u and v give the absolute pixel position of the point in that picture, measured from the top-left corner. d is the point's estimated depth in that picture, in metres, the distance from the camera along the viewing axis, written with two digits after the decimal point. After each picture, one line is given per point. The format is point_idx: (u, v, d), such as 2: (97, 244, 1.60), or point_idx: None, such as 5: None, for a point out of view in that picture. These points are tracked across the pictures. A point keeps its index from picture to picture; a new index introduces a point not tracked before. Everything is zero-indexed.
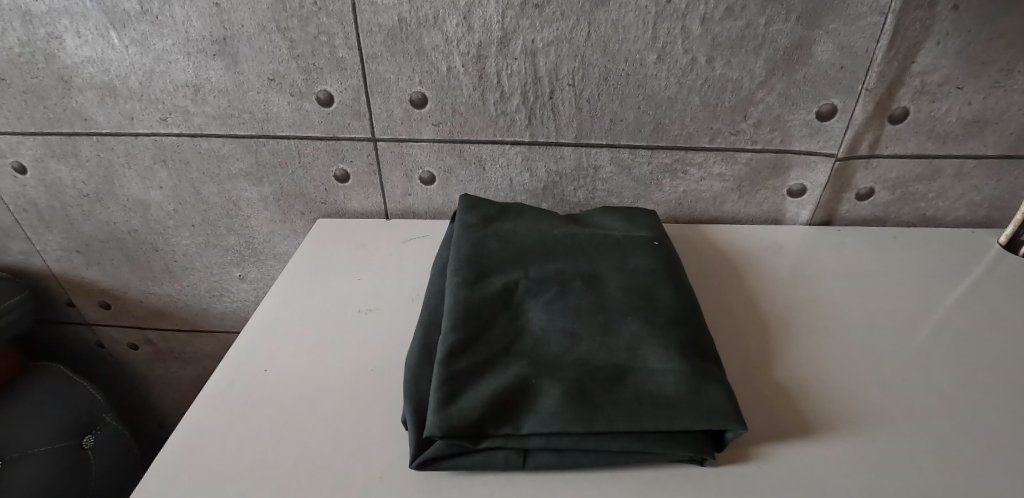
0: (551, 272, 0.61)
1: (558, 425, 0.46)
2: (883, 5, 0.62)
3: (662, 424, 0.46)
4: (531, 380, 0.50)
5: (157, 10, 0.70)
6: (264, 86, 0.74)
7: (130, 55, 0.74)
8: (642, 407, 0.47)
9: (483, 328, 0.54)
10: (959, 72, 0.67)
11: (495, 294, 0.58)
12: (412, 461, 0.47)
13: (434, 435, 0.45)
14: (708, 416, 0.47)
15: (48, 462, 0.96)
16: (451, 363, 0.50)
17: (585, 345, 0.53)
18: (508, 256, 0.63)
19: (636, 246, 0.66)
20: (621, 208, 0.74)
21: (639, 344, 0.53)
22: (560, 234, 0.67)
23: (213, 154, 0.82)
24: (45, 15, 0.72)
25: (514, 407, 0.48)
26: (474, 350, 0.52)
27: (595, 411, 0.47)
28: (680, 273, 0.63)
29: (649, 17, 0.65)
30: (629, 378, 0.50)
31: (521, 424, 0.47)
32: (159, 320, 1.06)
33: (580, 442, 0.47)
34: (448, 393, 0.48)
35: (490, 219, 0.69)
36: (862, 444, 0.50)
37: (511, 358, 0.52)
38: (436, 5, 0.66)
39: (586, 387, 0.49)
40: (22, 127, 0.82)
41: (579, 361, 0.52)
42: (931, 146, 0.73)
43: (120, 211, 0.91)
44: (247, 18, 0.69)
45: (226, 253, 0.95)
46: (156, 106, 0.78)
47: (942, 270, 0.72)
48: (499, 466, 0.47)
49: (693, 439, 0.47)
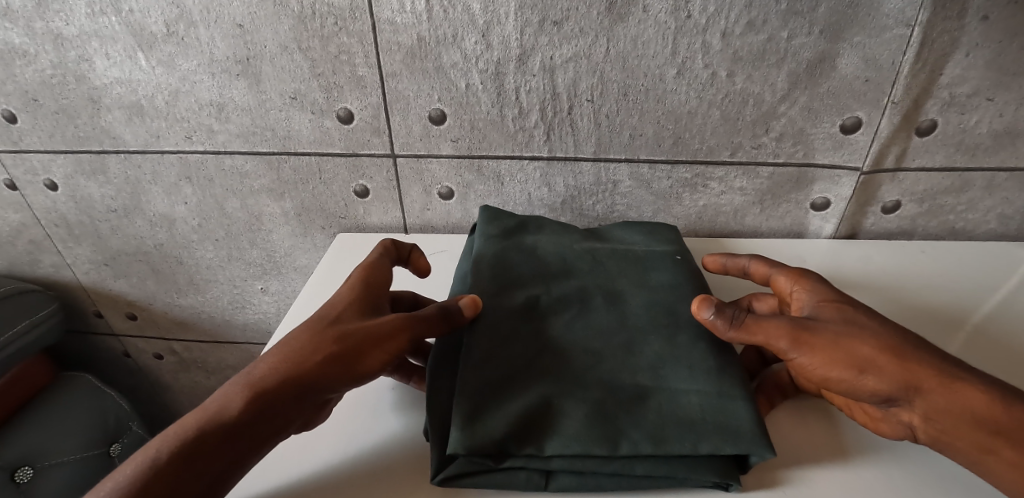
0: (571, 292, 0.61)
1: (581, 447, 0.46)
2: (910, 17, 0.61)
3: (686, 448, 0.46)
4: (555, 400, 0.50)
5: (183, 32, 0.72)
6: (286, 105, 0.76)
7: (156, 75, 0.76)
8: (667, 429, 0.47)
9: (505, 343, 0.54)
10: (989, 83, 0.64)
11: (518, 310, 0.57)
12: (435, 477, 0.47)
13: (458, 452, 0.45)
14: (736, 442, 0.46)
15: (59, 477, 0.96)
16: (473, 377, 0.50)
17: (607, 364, 0.53)
18: (530, 271, 0.63)
19: (657, 262, 0.65)
20: (642, 223, 0.74)
21: (661, 364, 0.53)
22: (581, 249, 0.66)
23: (237, 171, 0.83)
24: (75, 38, 0.75)
25: (537, 426, 0.48)
26: (497, 366, 0.51)
27: (620, 434, 0.47)
28: (704, 287, 0.63)
29: (669, 32, 0.65)
30: (652, 399, 0.50)
31: (545, 445, 0.47)
32: (183, 330, 1.08)
33: (604, 465, 0.47)
34: (473, 410, 0.47)
35: (512, 232, 0.68)
36: (890, 468, 0.49)
37: (535, 376, 0.51)
38: (455, 24, 0.66)
39: (610, 410, 0.49)
40: (54, 145, 0.85)
41: (602, 381, 0.51)
42: (961, 159, 0.71)
43: (146, 226, 0.93)
44: (270, 39, 0.71)
45: (249, 266, 0.96)
46: (180, 125, 0.80)
47: (973, 283, 0.71)
48: (522, 486, 0.48)
49: (717, 463, 0.47)
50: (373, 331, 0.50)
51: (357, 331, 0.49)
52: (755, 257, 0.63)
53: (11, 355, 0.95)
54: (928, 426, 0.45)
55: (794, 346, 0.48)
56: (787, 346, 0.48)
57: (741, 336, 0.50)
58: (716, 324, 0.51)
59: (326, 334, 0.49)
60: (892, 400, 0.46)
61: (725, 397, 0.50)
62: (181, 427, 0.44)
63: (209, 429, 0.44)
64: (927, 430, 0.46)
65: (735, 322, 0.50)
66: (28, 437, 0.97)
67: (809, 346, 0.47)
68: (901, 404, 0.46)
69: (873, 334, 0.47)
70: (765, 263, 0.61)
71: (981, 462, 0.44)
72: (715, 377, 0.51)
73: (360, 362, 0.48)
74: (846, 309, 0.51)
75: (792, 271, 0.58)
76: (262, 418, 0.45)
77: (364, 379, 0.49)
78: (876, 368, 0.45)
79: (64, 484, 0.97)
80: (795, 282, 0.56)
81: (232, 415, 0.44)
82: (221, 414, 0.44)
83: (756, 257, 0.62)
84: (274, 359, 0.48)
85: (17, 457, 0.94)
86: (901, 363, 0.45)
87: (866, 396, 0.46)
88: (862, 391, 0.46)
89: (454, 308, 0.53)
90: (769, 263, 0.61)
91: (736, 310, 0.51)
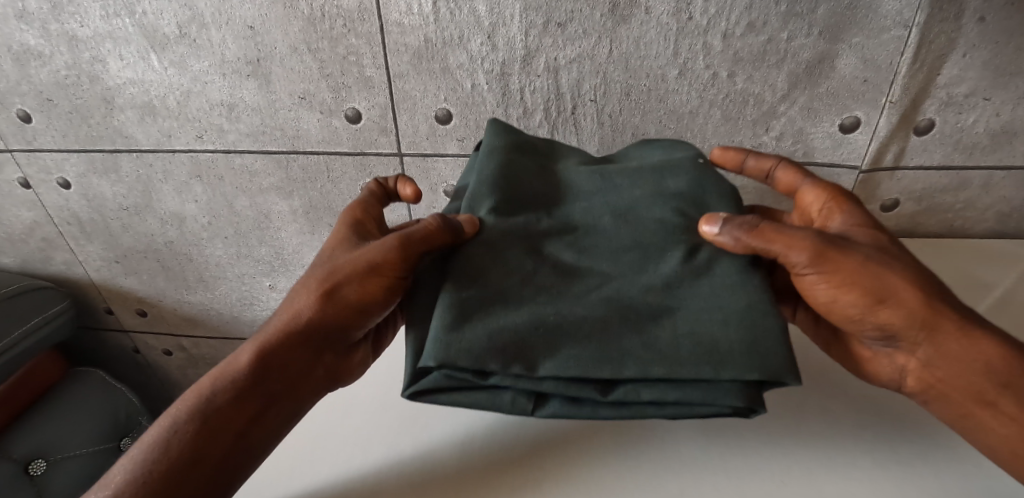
0: (578, 214, 0.51)
1: (577, 366, 0.39)
2: (908, 18, 0.62)
3: (706, 369, 0.38)
4: (551, 316, 0.42)
5: (194, 33, 0.73)
6: (295, 105, 0.77)
7: (169, 76, 0.78)
8: (683, 351, 0.39)
9: (494, 263, 0.46)
10: (986, 82, 0.65)
11: (515, 225, 0.49)
12: (405, 391, 0.42)
13: (429, 365, 0.39)
14: (763, 364, 0.38)
15: (69, 470, 0.99)
16: (459, 291, 0.43)
17: (614, 285, 0.45)
18: (532, 192, 0.52)
19: (678, 168, 0.53)
20: (667, 141, 0.62)
21: (679, 283, 0.44)
22: (589, 170, 0.55)
23: (246, 170, 0.85)
24: (89, 40, 0.77)
25: (526, 344, 0.40)
26: (485, 283, 0.44)
27: (625, 356, 0.40)
28: (734, 195, 0.51)
29: (670, 34, 0.66)
30: (668, 319, 0.42)
31: (536, 366, 0.40)
32: (192, 327, 1.10)
33: (604, 392, 0.40)
34: (453, 320, 0.41)
35: (515, 146, 0.56)
36: (929, 468, 0.45)
37: (530, 294, 0.44)
38: (461, 26, 0.68)
39: (615, 328, 0.41)
40: (67, 144, 0.87)
41: (608, 300, 0.43)
42: (959, 157, 0.72)
43: (157, 224, 0.95)
44: (280, 40, 0.72)
45: (257, 263, 0.97)
46: (191, 124, 0.82)
47: (970, 279, 0.72)
48: (504, 408, 0.41)
49: (740, 388, 0.38)
50: (363, 262, 0.47)
51: (349, 265, 0.48)
52: (784, 163, 0.58)
53: (10, 359, 0.95)
54: (924, 374, 0.44)
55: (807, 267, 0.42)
56: (808, 261, 0.41)
57: (752, 249, 0.43)
58: (727, 236, 0.44)
59: (317, 273, 0.50)
60: (894, 337, 0.43)
61: (758, 314, 0.41)
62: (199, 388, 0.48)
63: (223, 383, 0.46)
64: (922, 378, 0.44)
65: (748, 225, 0.43)
66: (40, 431, 0.99)
67: (825, 270, 0.41)
68: (905, 344, 0.43)
69: (898, 267, 0.42)
70: (796, 172, 0.57)
71: (969, 420, 0.42)
72: (745, 293, 0.42)
73: (357, 294, 0.47)
74: (872, 236, 0.47)
75: (823, 186, 0.53)
76: (271, 366, 0.47)
77: (366, 308, 0.48)
78: (895, 300, 0.41)
79: (70, 483, 0.99)
80: (824, 200, 0.53)
81: (241, 367, 0.47)
82: (229, 367, 0.47)
83: (786, 162, 0.58)
84: (279, 316, 0.50)
85: (29, 450, 0.97)
86: (923, 300, 0.41)
87: (871, 326, 0.43)
88: (868, 321, 0.43)
89: (456, 222, 0.47)
90: (802, 172, 0.56)
91: (754, 218, 0.44)
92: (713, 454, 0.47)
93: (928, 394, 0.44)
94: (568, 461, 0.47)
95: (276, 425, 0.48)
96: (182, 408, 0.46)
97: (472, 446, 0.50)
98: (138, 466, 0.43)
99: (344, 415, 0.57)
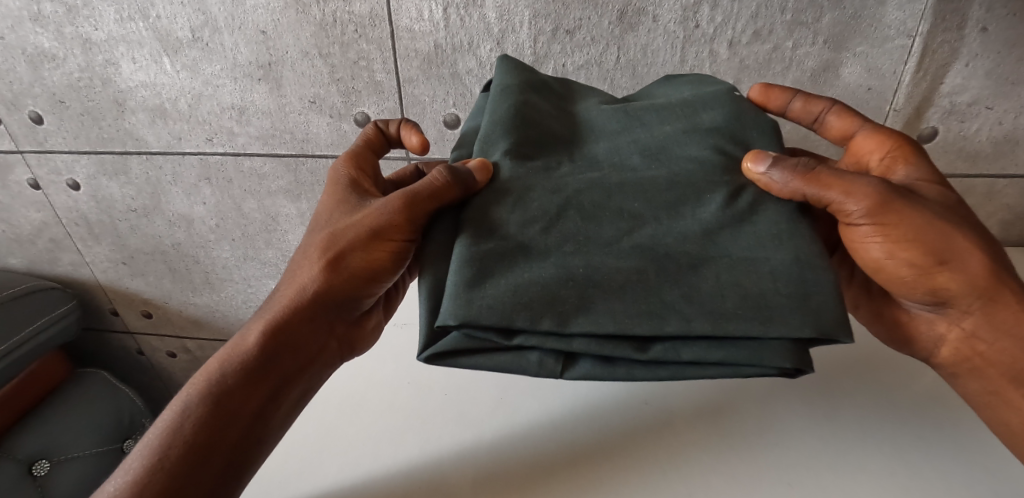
0: (602, 155, 0.45)
1: (614, 324, 0.34)
2: (911, 27, 0.63)
3: (754, 328, 0.33)
4: (579, 271, 0.37)
5: (207, 37, 0.75)
6: (306, 108, 0.78)
7: (181, 79, 0.79)
8: (729, 305, 0.34)
9: (510, 212, 0.40)
10: (989, 92, 0.65)
11: (532, 170, 0.43)
12: (422, 354, 0.37)
13: (448, 324, 0.35)
14: (816, 319, 0.33)
15: (74, 471, 0.99)
16: (476, 242, 0.38)
17: (648, 230, 0.39)
18: (551, 133, 0.47)
19: (710, 100, 0.47)
20: (690, 76, 0.55)
21: (718, 229, 0.38)
22: (609, 108, 0.49)
23: (255, 173, 0.85)
24: (103, 43, 0.78)
25: (554, 299, 0.36)
26: (503, 235, 0.39)
27: (665, 310, 0.35)
28: (777, 128, 0.45)
29: (677, 41, 0.67)
30: (711, 267, 0.36)
31: (568, 321, 0.35)
32: (197, 329, 1.10)
33: (640, 351, 0.35)
34: (475, 274, 0.37)
35: (532, 85, 0.50)
36: (967, 468, 0.43)
37: (555, 242, 0.39)
38: (471, 32, 0.69)
39: (652, 281, 0.36)
40: (78, 146, 0.88)
41: (640, 248, 0.38)
42: (962, 166, 0.71)
43: (165, 226, 0.95)
44: (292, 45, 0.73)
45: (264, 266, 0.97)
46: (202, 127, 0.83)
47: None
48: (531, 371, 0.37)
49: (793, 347, 0.34)
50: (365, 227, 0.45)
51: (349, 230, 0.46)
52: (837, 106, 0.51)
53: (12, 362, 0.94)
54: (963, 346, 0.42)
55: (864, 217, 0.38)
56: (862, 211, 0.37)
57: (800, 194, 0.38)
58: (773, 179, 0.39)
59: (321, 236, 0.47)
60: (945, 304, 0.41)
61: (805, 267, 0.35)
62: (208, 367, 0.46)
63: (231, 365, 0.45)
64: (960, 349, 0.43)
65: (799, 164, 0.39)
66: (41, 431, 0.99)
67: (883, 223, 0.38)
68: (954, 312, 0.41)
69: (966, 230, 0.39)
70: (851, 116, 0.50)
71: (998, 396, 0.41)
72: (795, 245, 0.37)
73: (363, 261, 0.46)
74: (940, 194, 0.42)
75: (884, 133, 0.47)
76: (281, 343, 0.46)
77: (377, 274, 0.47)
78: (958, 265, 0.38)
79: (76, 479, 0.98)
80: (885, 150, 0.47)
81: (251, 347, 0.45)
82: (240, 344, 0.46)
83: (839, 106, 0.50)
84: (282, 291, 0.48)
85: (33, 451, 0.97)
86: (986, 269, 0.39)
87: (924, 291, 0.40)
88: (922, 283, 0.40)
89: (465, 171, 0.42)
90: (859, 117, 0.49)
91: (807, 160, 0.39)
92: (732, 459, 0.45)
93: (957, 367, 0.44)
94: (581, 477, 0.45)
95: (288, 402, 0.47)
96: (192, 393, 0.44)
97: (479, 460, 0.47)
98: (151, 454, 0.41)
99: (353, 412, 0.54)
